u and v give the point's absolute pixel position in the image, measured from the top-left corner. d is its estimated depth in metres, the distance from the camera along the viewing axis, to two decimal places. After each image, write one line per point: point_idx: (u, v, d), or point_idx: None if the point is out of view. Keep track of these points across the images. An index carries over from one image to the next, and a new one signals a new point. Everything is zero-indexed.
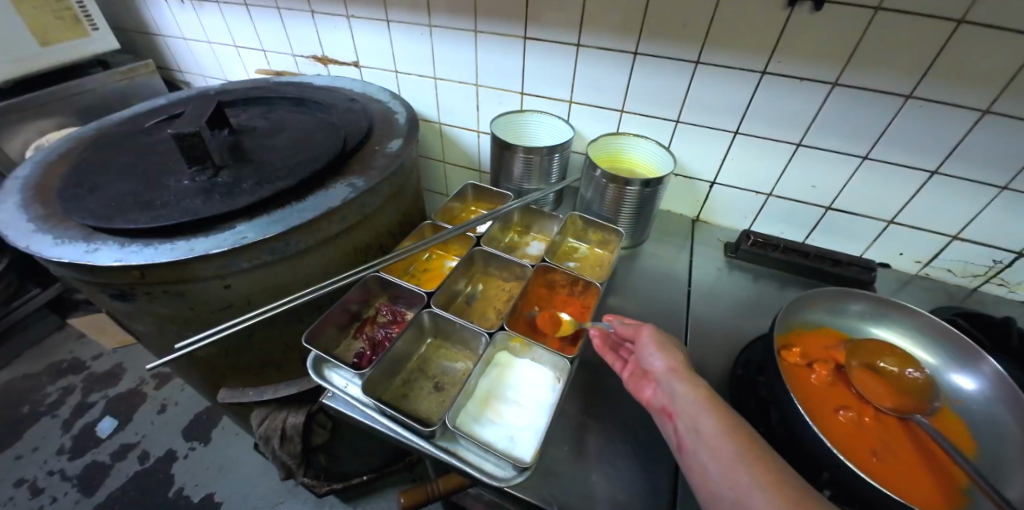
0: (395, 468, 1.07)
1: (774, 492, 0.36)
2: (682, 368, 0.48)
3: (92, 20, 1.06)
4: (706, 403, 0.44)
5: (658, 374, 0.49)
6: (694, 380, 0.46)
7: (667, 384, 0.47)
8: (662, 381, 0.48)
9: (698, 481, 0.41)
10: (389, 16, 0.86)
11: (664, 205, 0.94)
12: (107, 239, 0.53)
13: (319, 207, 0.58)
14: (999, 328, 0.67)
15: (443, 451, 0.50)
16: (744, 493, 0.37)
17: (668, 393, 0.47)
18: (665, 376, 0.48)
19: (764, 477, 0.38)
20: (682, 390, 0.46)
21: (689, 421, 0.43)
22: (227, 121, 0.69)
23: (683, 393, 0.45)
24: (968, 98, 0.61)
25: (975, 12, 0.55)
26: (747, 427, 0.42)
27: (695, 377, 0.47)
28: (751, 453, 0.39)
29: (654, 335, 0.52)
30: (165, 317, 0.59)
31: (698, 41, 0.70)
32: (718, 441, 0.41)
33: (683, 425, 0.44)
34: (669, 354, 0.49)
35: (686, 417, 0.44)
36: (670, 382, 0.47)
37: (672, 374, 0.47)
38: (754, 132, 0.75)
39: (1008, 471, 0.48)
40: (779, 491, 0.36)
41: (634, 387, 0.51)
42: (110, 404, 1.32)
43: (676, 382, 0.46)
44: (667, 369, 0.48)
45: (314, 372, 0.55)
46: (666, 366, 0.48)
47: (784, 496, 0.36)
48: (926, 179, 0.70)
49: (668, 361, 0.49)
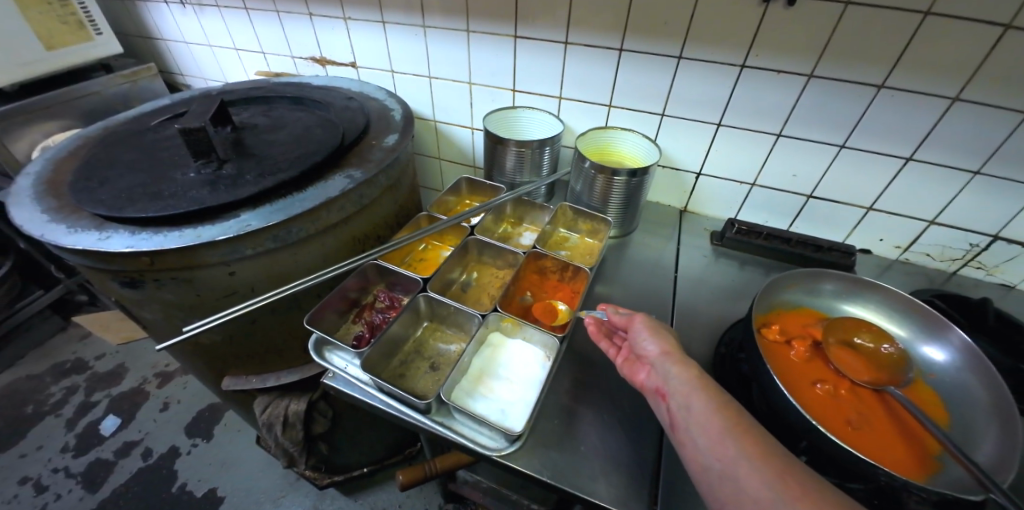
0: (397, 460, 1.11)
1: (760, 462, 0.39)
2: (676, 352, 0.50)
3: (95, 24, 1.09)
4: (697, 384, 0.46)
5: (652, 358, 0.50)
6: (686, 362, 0.48)
7: (660, 366, 0.49)
8: (655, 363, 0.50)
9: (689, 456, 0.43)
10: (385, 18, 0.89)
11: (652, 197, 0.97)
12: (118, 228, 0.56)
13: (318, 197, 0.60)
14: (977, 309, 0.70)
15: (441, 425, 0.52)
16: (732, 465, 0.40)
17: (660, 375, 0.49)
18: (659, 359, 0.50)
19: (751, 450, 0.40)
20: (675, 372, 0.48)
21: (681, 401, 0.45)
22: (229, 118, 0.72)
23: (675, 375, 0.47)
24: (937, 87, 0.64)
25: (940, 4, 0.58)
26: (734, 405, 0.44)
27: (686, 359, 0.49)
28: (737, 427, 0.42)
29: (647, 322, 0.54)
30: (171, 303, 0.61)
31: (680, 37, 0.73)
32: (707, 416, 0.43)
33: (676, 405, 0.46)
34: (662, 338, 0.52)
35: (679, 397, 0.46)
36: (663, 365, 0.49)
37: (666, 358, 0.49)
38: (736, 124, 0.79)
39: (978, 433, 0.51)
40: (764, 462, 0.39)
41: (628, 371, 0.53)
42: (112, 403, 1.34)
43: (669, 365, 0.48)
44: (661, 353, 0.50)
45: (315, 353, 0.58)
46: (659, 350, 0.50)
47: (769, 467, 0.38)
48: (902, 165, 0.73)
49: (661, 345, 0.51)
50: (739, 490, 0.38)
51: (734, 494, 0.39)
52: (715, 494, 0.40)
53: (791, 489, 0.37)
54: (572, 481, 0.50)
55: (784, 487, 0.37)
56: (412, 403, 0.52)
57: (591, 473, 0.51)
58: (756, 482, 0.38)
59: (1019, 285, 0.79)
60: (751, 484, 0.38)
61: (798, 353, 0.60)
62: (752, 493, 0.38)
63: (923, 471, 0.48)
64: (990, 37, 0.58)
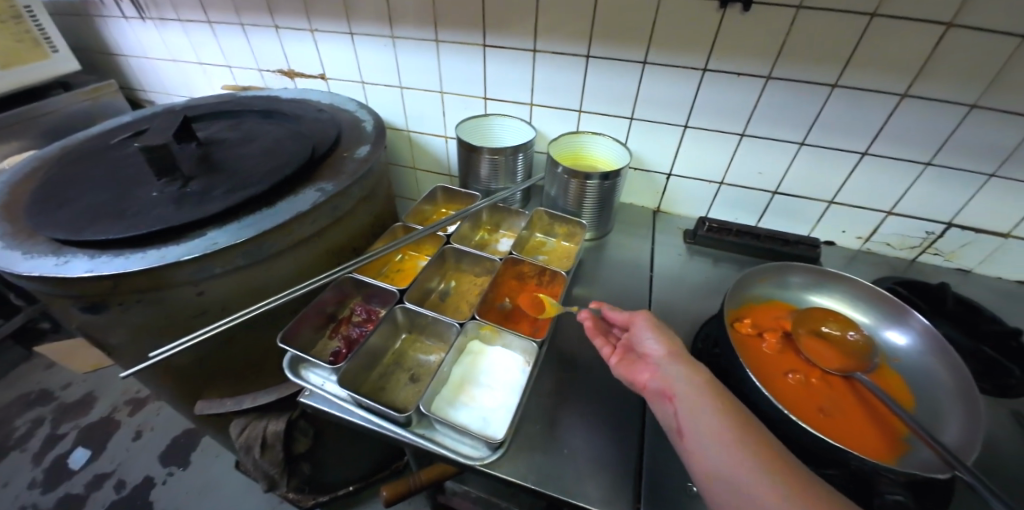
0: (384, 475, 1.09)
1: (768, 467, 0.40)
2: (680, 354, 0.51)
3: (52, 42, 1.06)
4: (706, 387, 0.47)
5: (658, 359, 0.51)
6: (693, 365, 0.49)
7: (666, 368, 0.50)
8: (660, 365, 0.50)
9: (694, 459, 0.44)
10: (353, 29, 0.89)
11: (625, 199, 0.98)
12: (77, 252, 0.54)
13: (289, 211, 0.59)
14: (936, 293, 0.74)
15: (422, 437, 0.51)
16: (741, 469, 0.40)
17: (667, 378, 0.49)
18: (665, 361, 0.50)
19: (761, 455, 0.41)
20: (682, 375, 0.48)
21: (692, 407, 0.45)
22: (194, 134, 0.71)
23: (683, 377, 0.48)
24: (886, 85, 0.68)
25: (884, 6, 0.62)
26: (745, 410, 0.45)
27: (691, 361, 0.50)
28: (745, 431, 0.43)
29: (649, 321, 0.55)
30: (139, 327, 0.59)
31: (644, 42, 0.75)
32: (716, 419, 0.44)
33: (682, 406, 0.46)
34: (667, 339, 0.52)
35: (687, 399, 0.46)
36: (670, 367, 0.49)
37: (673, 359, 0.50)
38: (703, 125, 0.81)
39: (942, 415, 0.54)
40: (774, 468, 0.40)
41: (627, 370, 0.53)
42: (82, 434, 1.28)
43: (677, 367, 0.49)
44: (667, 354, 0.51)
45: (291, 371, 0.56)
46: (665, 351, 0.51)
47: (776, 472, 0.39)
48: (858, 159, 0.76)
49: (666, 347, 0.52)
50: (750, 495, 0.39)
51: (741, 496, 0.39)
52: (718, 497, 0.41)
53: (798, 492, 0.38)
54: (557, 484, 0.50)
55: (793, 493, 0.38)
56: (391, 416, 0.51)
57: (575, 475, 0.51)
58: (765, 487, 0.39)
59: (973, 269, 0.84)
60: (760, 488, 0.39)
61: (770, 344, 0.62)
62: (762, 499, 0.38)
63: (892, 453, 0.50)
64: (933, 36, 0.62)
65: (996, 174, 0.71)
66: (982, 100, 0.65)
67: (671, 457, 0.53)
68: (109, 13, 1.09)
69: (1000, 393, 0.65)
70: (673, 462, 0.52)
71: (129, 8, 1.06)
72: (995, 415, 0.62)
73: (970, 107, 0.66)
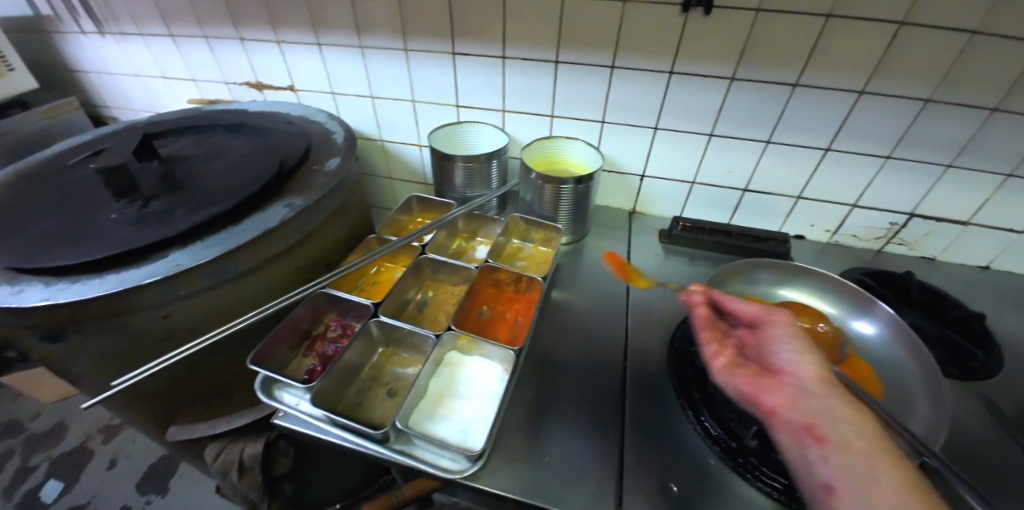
0: (372, 491, 1.07)
1: None
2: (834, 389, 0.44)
3: (6, 60, 1.02)
4: (868, 435, 0.40)
5: (806, 390, 0.44)
6: (851, 407, 0.42)
7: (812, 398, 0.43)
8: (807, 388, 0.44)
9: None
10: (320, 39, 0.88)
11: (600, 202, 0.99)
12: (32, 280, 0.51)
13: (256, 229, 0.58)
14: (901, 282, 0.77)
15: (400, 453, 0.51)
16: None
17: (809, 405, 0.43)
18: (814, 393, 0.44)
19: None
20: (840, 416, 0.41)
21: (853, 454, 0.38)
22: (156, 152, 0.68)
23: (841, 419, 0.41)
24: (844, 82, 0.70)
25: (838, 8, 0.64)
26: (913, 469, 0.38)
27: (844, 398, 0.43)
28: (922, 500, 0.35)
29: (795, 338, 0.49)
30: (102, 355, 0.57)
31: (611, 47, 0.75)
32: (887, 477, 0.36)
33: (835, 450, 0.39)
34: (812, 360, 0.47)
35: (842, 443, 0.39)
36: (821, 402, 0.43)
37: (828, 394, 0.43)
38: (672, 126, 0.82)
39: (910, 402, 0.55)
40: None
41: (755, 388, 0.47)
42: (52, 466, 1.23)
43: (831, 404, 0.42)
44: (821, 387, 0.44)
45: (263, 393, 0.55)
46: (816, 382, 0.45)
47: None
48: (822, 155, 0.79)
49: (818, 377, 0.45)
50: None
51: None
52: None
53: None
54: (539, 493, 0.49)
55: None
56: (369, 434, 0.50)
57: (557, 482, 0.51)
58: None
59: (936, 257, 0.87)
60: None
61: None
62: None
63: None
64: (886, 34, 0.65)
65: (953, 165, 0.74)
66: (934, 95, 0.68)
67: (651, 459, 0.53)
68: (66, 28, 1.06)
69: (966, 377, 0.67)
70: (653, 463, 0.53)
71: (87, 23, 1.03)
72: (960, 397, 0.64)
73: (925, 101, 0.69)
